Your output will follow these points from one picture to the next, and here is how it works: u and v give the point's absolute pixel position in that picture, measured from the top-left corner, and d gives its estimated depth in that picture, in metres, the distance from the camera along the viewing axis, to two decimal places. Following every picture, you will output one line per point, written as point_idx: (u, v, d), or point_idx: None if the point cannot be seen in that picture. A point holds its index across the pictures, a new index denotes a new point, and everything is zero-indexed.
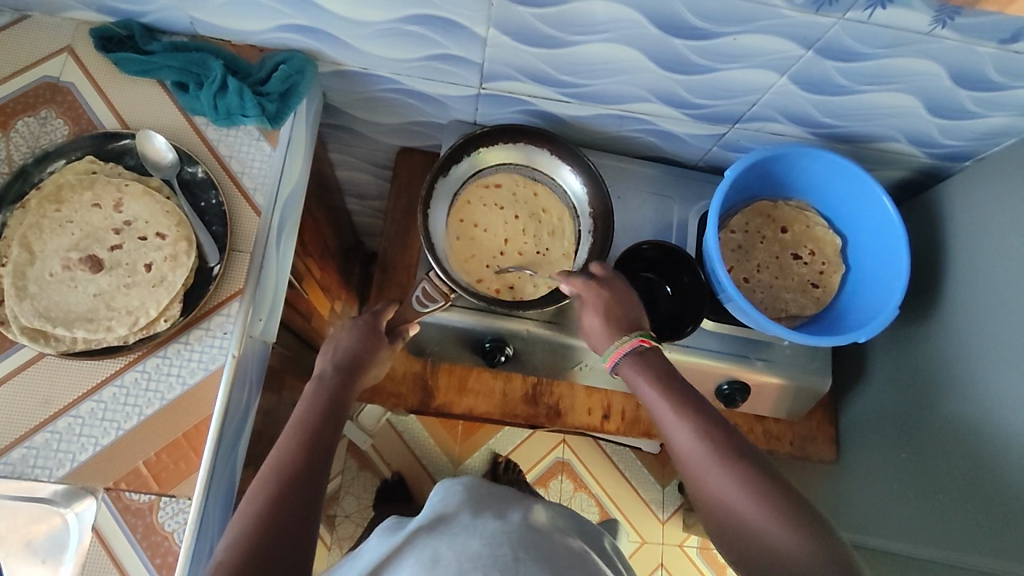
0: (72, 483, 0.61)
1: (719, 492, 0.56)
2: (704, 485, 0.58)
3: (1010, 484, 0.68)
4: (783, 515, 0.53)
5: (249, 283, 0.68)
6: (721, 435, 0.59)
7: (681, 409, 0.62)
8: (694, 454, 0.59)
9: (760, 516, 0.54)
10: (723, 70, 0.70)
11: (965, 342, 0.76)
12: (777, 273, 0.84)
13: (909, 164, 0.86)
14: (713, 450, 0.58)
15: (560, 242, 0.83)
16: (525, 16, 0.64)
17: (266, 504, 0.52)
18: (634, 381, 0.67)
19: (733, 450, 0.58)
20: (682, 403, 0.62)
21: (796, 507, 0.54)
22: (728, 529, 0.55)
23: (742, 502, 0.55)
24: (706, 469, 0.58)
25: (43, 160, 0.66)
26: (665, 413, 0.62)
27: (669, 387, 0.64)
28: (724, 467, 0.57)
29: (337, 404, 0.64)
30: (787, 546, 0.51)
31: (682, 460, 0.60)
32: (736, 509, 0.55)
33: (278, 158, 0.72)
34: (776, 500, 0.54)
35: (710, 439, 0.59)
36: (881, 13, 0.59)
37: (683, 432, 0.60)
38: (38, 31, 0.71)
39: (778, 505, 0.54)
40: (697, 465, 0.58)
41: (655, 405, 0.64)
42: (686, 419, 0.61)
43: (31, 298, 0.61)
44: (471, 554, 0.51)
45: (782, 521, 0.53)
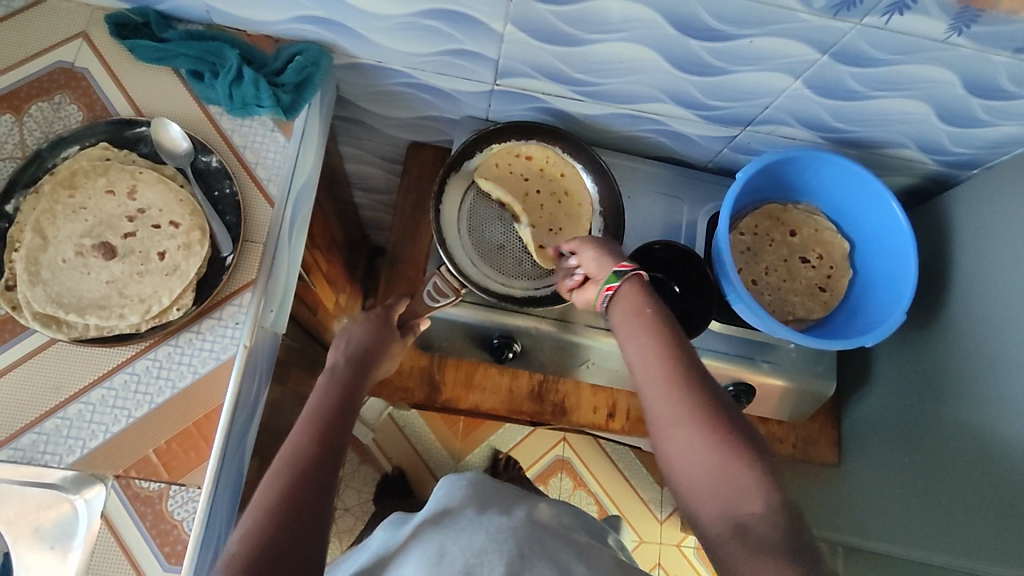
0: (81, 469, 0.61)
1: (674, 422, 0.55)
2: (658, 411, 0.56)
3: (1011, 489, 0.69)
4: (732, 455, 0.52)
5: (262, 273, 0.68)
6: (686, 364, 0.57)
7: (650, 333, 0.59)
8: (657, 380, 0.56)
9: (709, 452, 0.53)
10: (737, 72, 0.70)
11: (970, 349, 0.77)
12: (785, 276, 0.84)
13: (918, 171, 0.86)
14: (673, 379, 0.56)
15: (575, 228, 0.81)
16: (544, 13, 0.64)
17: (279, 497, 0.52)
18: (617, 303, 0.62)
19: (692, 382, 0.56)
20: (660, 334, 0.58)
21: (748, 446, 0.53)
22: (671, 458, 0.55)
23: (692, 436, 0.54)
24: (665, 397, 0.55)
25: (57, 145, 0.66)
26: (641, 347, 0.58)
27: (647, 310, 0.60)
28: (681, 398, 0.55)
29: (350, 397, 0.64)
30: (733, 487, 0.51)
31: (641, 383, 0.58)
32: (686, 442, 0.54)
33: (292, 149, 0.72)
34: (728, 438, 0.53)
35: (673, 367, 0.56)
36: (898, 19, 0.59)
37: (656, 366, 0.57)
38: (52, 15, 0.71)
39: (729, 443, 0.53)
40: (655, 389, 0.56)
41: (628, 325, 0.60)
42: (654, 344, 0.58)
43: (44, 283, 0.61)
44: (477, 549, 0.51)
45: (731, 460, 0.52)
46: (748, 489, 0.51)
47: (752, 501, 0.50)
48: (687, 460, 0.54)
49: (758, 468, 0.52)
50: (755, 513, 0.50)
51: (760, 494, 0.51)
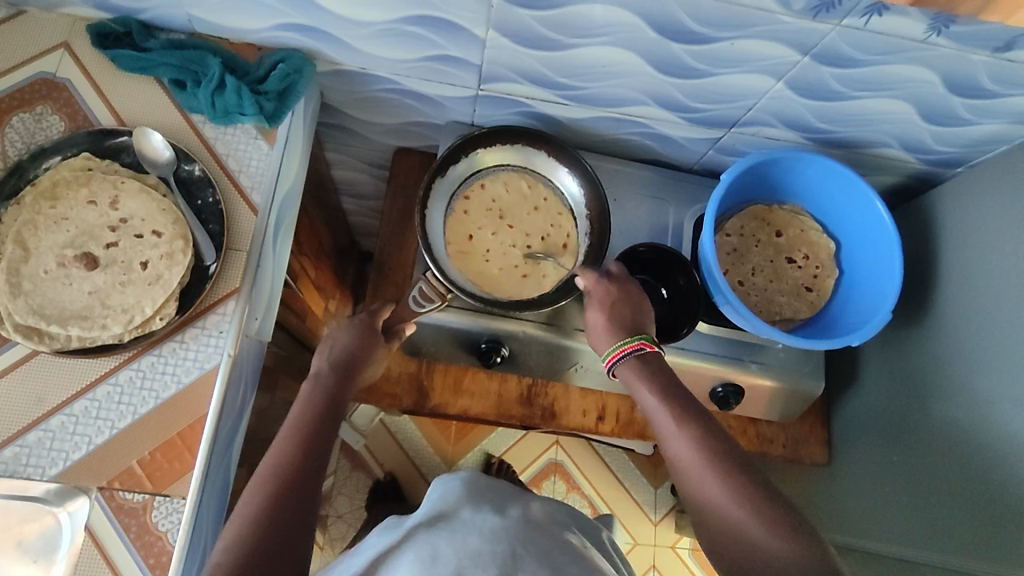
0: (64, 482, 0.61)
1: (717, 502, 0.59)
2: (700, 493, 0.61)
3: (999, 484, 0.69)
4: (777, 526, 0.57)
5: (245, 281, 0.68)
6: (722, 444, 0.63)
7: (682, 417, 0.65)
8: (693, 460, 0.62)
9: (752, 523, 0.57)
10: (719, 74, 0.70)
11: (959, 347, 0.77)
12: (772, 276, 0.84)
13: (902, 170, 0.87)
14: (712, 461, 0.61)
15: (526, 280, 0.80)
16: (525, 18, 0.64)
17: (264, 505, 0.52)
18: (633, 384, 0.69)
19: (730, 462, 0.61)
20: (683, 411, 0.65)
21: (789, 517, 0.58)
22: (719, 535, 0.59)
23: (735, 510, 0.58)
24: (703, 476, 0.61)
25: (38, 156, 0.66)
26: (669, 424, 0.65)
27: (674, 394, 0.67)
28: (722, 476, 0.60)
29: (334, 403, 0.64)
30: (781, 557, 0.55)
31: (680, 468, 0.63)
32: (731, 517, 0.58)
33: (275, 156, 0.72)
34: (771, 512, 0.58)
35: (708, 446, 0.62)
36: (878, 20, 0.59)
37: (685, 442, 0.63)
38: (34, 26, 0.71)
39: (772, 515, 0.57)
40: (695, 472, 0.61)
41: (655, 413, 0.66)
42: (687, 425, 0.64)
43: (25, 295, 0.61)
44: (472, 550, 0.51)
45: (775, 529, 0.57)
46: (796, 556, 0.55)
47: (802, 566, 0.54)
48: (734, 534, 0.58)
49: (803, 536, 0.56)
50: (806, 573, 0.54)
51: (808, 559, 0.55)
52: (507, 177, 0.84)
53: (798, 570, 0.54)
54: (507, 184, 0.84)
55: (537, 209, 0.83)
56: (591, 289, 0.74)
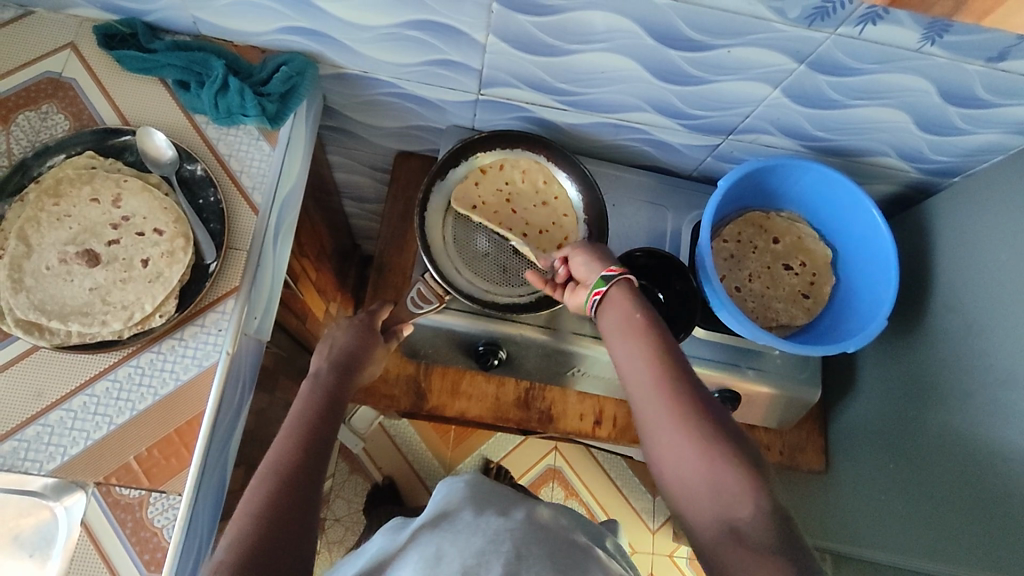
0: (61, 477, 0.61)
1: (666, 436, 0.54)
2: (654, 420, 0.55)
3: (996, 493, 0.69)
4: (731, 466, 0.51)
5: (245, 280, 0.68)
6: (687, 376, 0.57)
7: (647, 346, 0.58)
8: (653, 388, 0.56)
9: (706, 461, 0.52)
10: (717, 81, 0.71)
11: (955, 356, 0.77)
12: (768, 283, 0.85)
13: (899, 179, 0.87)
14: (670, 390, 0.55)
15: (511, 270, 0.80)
16: (524, 24, 0.65)
17: (265, 504, 0.52)
18: (609, 305, 0.63)
19: (692, 394, 0.55)
20: (648, 338, 0.59)
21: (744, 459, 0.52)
22: (669, 468, 0.54)
23: (683, 444, 0.53)
24: (659, 409, 0.55)
25: (43, 154, 0.67)
26: (632, 352, 0.59)
27: (642, 325, 0.60)
28: (678, 408, 0.54)
29: (333, 403, 0.64)
30: (729, 500, 0.50)
31: (637, 393, 0.57)
32: (677, 452, 0.53)
33: (277, 158, 0.73)
34: (727, 451, 0.52)
35: (670, 375, 0.56)
36: (872, 29, 0.60)
37: (649, 370, 0.57)
38: (41, 26, 0.72)
39: (721, 453, 0.52)
40: (651, 404, 0.56)
41: (624, 335, 0.60)
42: (653, 352, 0.58)
43: (27, 290, 0.62)
44: (475, 550, 0.51)
45: (724, 468, 0.51)
46: (739, 496, 0.50)
47: (742, 510, 0.50)
48: (680, 470, 0.53)
49: (757, 481, 0.51)
50: (745, 516, 0.49)
51: (750, 502, 0.50)
52: (529, 165, 0.83)
53: (738, 512, 0.50)
54: (529, 171, 0.83)
55: (545, 205, 0.83)
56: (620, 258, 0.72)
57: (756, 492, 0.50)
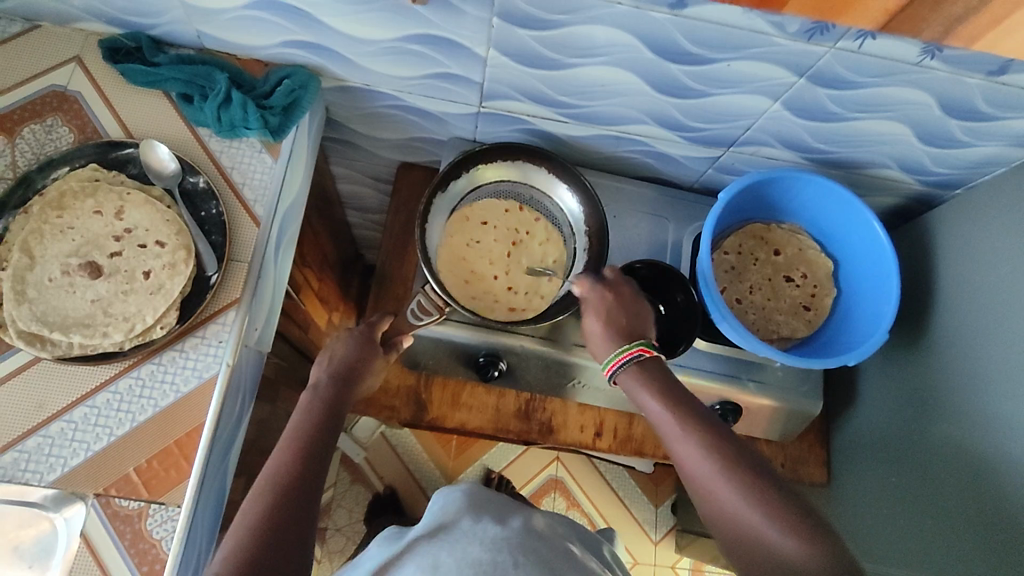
0: (61, 488, 0.61)
1: (725, 499, 0.59)
2: (711, 493, 0.60)
3: (995, 505, 0.68)
4: (790, 523, 0.55)
5: (246, 292, 0.69)
6: (726, 445, 0.61)
7: (684, 419, 0.64)
8: (701, 464, 0.61)
9: (766, 524, 0.56)
10: (717, 94, 0.71)
11: (957, 368, 0.77)
12: (769, 295, 0.84)
13: (901, 191, 0.87)
14: (716, 460, 0.60)
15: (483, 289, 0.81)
16: (525, 38, 0.66)
17: (263, 515, 0.52)
18: (633, 391, 0.68)
19: (737, 461, 0.60)
20: (683, 415, 0.64)
21: (794, 509, 0.57)
22: (736, 540, 0.58)
23: (745, 510, 0.57)
24: (707, 467, 0.60)
25: (47, 166, 0.67)
26: (674, 432, 0.63)
27: (678, 395, 0.66)
28: (729, 476, 0.59)
29: (332, 415, 0.64)
30: (793, 555, 0.54)
31: (687, 470, 0.62)
32: (734, 511, 0.58)
33: (279, 170, 0.73)
34: (782, 509, 0.56)
35: (712, 448, 0.61)
36: (871, 43, 0.60)
37: (692, 448, 0.62)
38: (48, 41, 0.73)
39: (773, 506, 0.57)
40: (699, 464, 0.61)
41: (659, 418, 0.65)
42: (689, 428, 0.63)
43: (30, 302, 0.62)
44: (471, 559, 0.51)
45: (771, 514, 0.56)
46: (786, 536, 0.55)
47: (800, 557, 0.53)
48: (740, 529, 0.57)
49: (816, 533, 0.55)
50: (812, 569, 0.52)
51: (797, 539, 0.54)
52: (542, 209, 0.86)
53: (787, 549, 0.54)
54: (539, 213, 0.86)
55: (544, 241, 0.84)
56: (587, 295, 0.73)
57: (817, 543, 0.54)
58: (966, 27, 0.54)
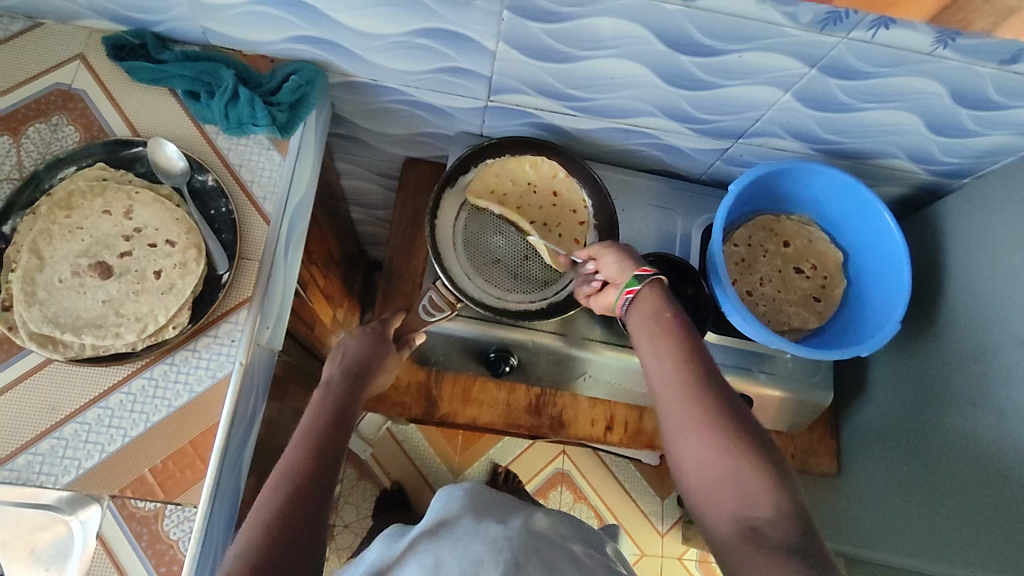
0: (76, 490, 0.61)
1: (689, 425, 0.55)
2: (676, 418, 0.56)
3: (1003, 494, 0.69)
4: (755, 467, 0.52)
5: (258, 291, 0.68)
6: (705, 373, 0.57)
7: (669, 339, 0.59)
8: (676, 386, 0.56)
9: (730, 463, 0.52)
10: (727, 86, 0.71)
11: (966, 358, 0.77)
12: (780, 286, 0.85)
13: (909, 181, 0.87)
14: (692, 385, 0.56)
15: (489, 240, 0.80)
16: (535, 31, 0.65)
17: (278, 512, 0.52)
18: (630, 302, 0.63)
19: (714, 392, 0.56)
20: (670, 335, 0.59)
21: (762, 451, 0.53)
22: (692, 468, 0.55)
23: (710, 444, 0.54)
24: (681, 402, 0.56)
25: (54, 166, 0.67)
26: (655, 347, 0.59)
27: (668, 318, 0.60)
28: (701, 406, 0.55)
29: (344, 413, 0.64)
30: (751, 499, 0.51)
31: (658, 389, 0.58)
32: (698, 441, 0.54)
33: (288, 167, 0.73)
34: (752, 450, 0.53)
35: (692, 374, 0.56)
36: (885, 33, 0.60)
37: (671, 368, 0.57)
38: (50, 38, 0.72)
39: (741, 447, 0.53)
40: (674, 394, 0.56)
41: (648, 331, 0.60)
42: (673, 349, 0.58)
43: (40, 303, 0.61)
44: (474, 559, 0.51)
45: (739, 455, 0.52)
46: (759, 493, 0.51)
47: (759, 500, 0.51)
48: (700, 460, 0.54)
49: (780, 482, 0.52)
50: (767, 519, 0.50)
51: (772, 502, 0.51)
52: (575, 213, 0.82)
53: (755, 504, 0.51)
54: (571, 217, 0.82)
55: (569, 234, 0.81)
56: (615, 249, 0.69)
57: (778, 493, 0.51)
58: (993, 24, 0.54)
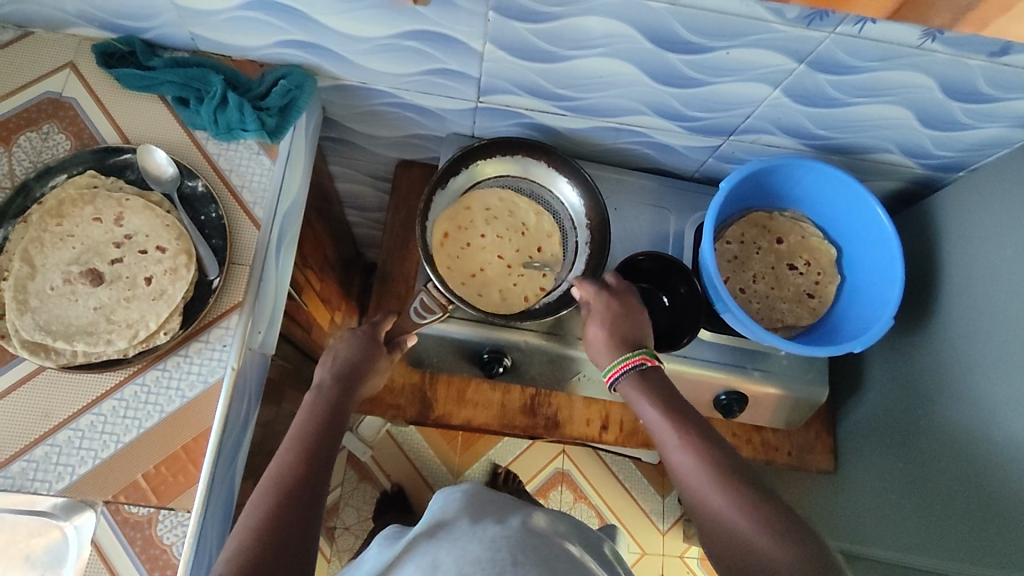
0: (70, 496, 0.61)
1: (715, 507, 0.57)
2: (703, 503, 0.58)
3: (998, 487, 0.69)
4: (787, 538, 0.53)
5: (249, 296, 0.68)
6: (718, 454, 0.60)
7: (677, 427, 0.63)
8: (693, 470, 0.59)
9: (762, 540, 0.54)
10: (717, 83, 0.71)
11: (961, 353, 0.77)
12: (773, 284, 0.84)
13: (904, 175, 0.87)
14: (709, 468, 0.59)
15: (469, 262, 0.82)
16: (521, 31, 0.65)
17: (268, 514, 0.53)
18: (630, 397, 0.67)
19: (730, 470, 0.59)
20: (677, 423, 0.63)
21: (787, 522, 0.55)
22: (730, 554, 0.56)
23: (737, 523, 0.56)
24: (698, 479, 0.59)
25: (44, 174, 0.67)
26: (667, 436, 0.63)
27: (674, 406, 0.64)
28: (720, 486, 0.58)
29: (334, 414, 0.64)
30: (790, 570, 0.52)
31: (681, 479, 0.61)
32: (727, 522, 0.56)
33: (278, 171, 0.73)
34: (779, 524, 0.55)
35: (706, 456, 0.60)
36: (872, 27, 0.59)
37: (684, 455, 0.61)
38: (40, 47, 0.72)
39: (769, 522, 0.55)
40: (695, 481, 0.59)
41: (654, 422, 0.64)
42: (682, 435, 0.62)
43: (32, 311, 0.62)
44: (471, 558, 0.51)
45: (766, 530, 0.54)
46: (796, 562, 0.52)
47: (797, 570, 0.52)
48: (734, 543, 0.56)
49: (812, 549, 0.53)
50: None
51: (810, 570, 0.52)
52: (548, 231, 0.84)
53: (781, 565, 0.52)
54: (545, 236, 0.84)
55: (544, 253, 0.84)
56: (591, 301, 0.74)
57: (811, 559, 0.52)
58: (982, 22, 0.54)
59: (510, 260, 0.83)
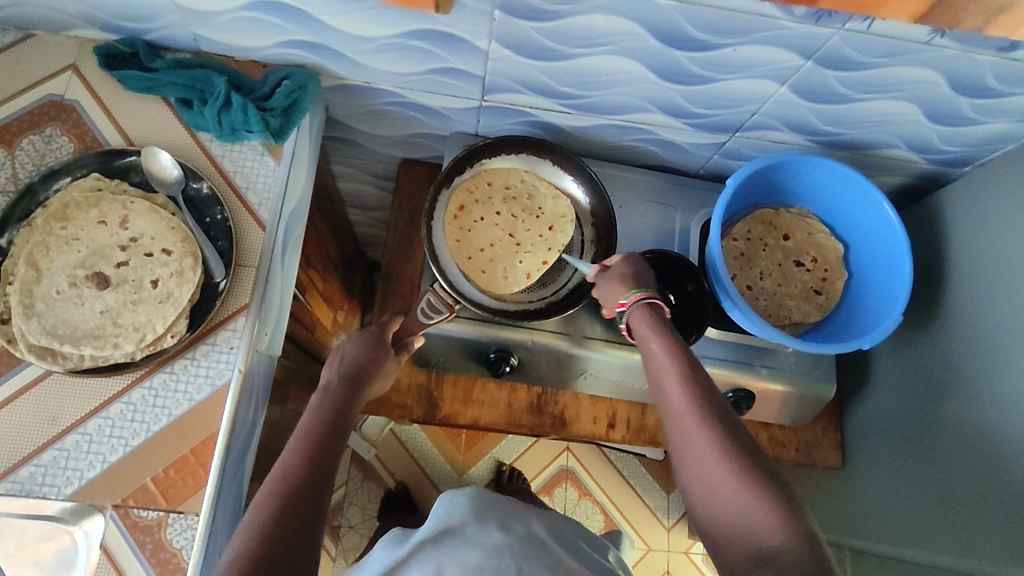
0: (79, 501, 0.61)
1: (699, 451, 0.57)
2: (687, 445, 0.58)
3: (1006, 482, 0.69)
4: (765, 496, 0.53)
5: (255, 298, 0.68)
6: (713, 401, 0.59)
7: (679, 367, 0.62)
8: (685, 412, 0.59)
9: (740, 493, 0.54)
10: (722, 80, 0.70)
11: (968, 349, 0.77)
12: (780, 280, 0.84)
13: (910, 170, 0.86)
14: (702, 414, 0.58)
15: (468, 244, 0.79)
16: (527, 30, 0.65)
17: (271, 516, 0.52)
18: (639, 330, 0.66)
19: (722, 420, 0.58)
20: (679, 364, 0.62)
21: (771, 480, 0.55)
22: (705, 498, 0.57)
23: (719, 472, 0.56)
24: (692, 429, 0.58)
25: (49, 177, 0.66)
26: (666, 375, 0.62)
27: (680, 346, 0.63)
28: (709, 433, 0.57)
29: (341, 416, 0.64)
30: (759, 526, 0.53)
31: (671, 416, 0.61)
32: (707, 468, 0.56)
33: (282, 172, 0.73)
34: (760, 481, 0.54)
35: (700, 402, 0.59)
36: (880, 23, 0.59)
37: (678, 396, 0.60)
38: (42, 49, 0.72)
39: (751, 477, 0.55)
40: (684, 421, 0.59)
41: (657, 358, 0.63)
42: (681, 377, 0.61)
43: (38, 315, 0.62)
44: (472, 567, 0.51)
45: (749, 485, 0.54)
46: (768, 522, 0.52)
47: (769, 528, 0.52)
48: (711, 489, 0.56)
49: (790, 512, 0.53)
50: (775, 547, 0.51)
51: (780, 531, 0.52)
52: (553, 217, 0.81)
53: (772, 548, 0.51)
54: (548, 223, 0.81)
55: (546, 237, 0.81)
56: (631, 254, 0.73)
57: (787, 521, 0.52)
58: (988, 15, 0.54)
59: (509, 244, 0.80)
